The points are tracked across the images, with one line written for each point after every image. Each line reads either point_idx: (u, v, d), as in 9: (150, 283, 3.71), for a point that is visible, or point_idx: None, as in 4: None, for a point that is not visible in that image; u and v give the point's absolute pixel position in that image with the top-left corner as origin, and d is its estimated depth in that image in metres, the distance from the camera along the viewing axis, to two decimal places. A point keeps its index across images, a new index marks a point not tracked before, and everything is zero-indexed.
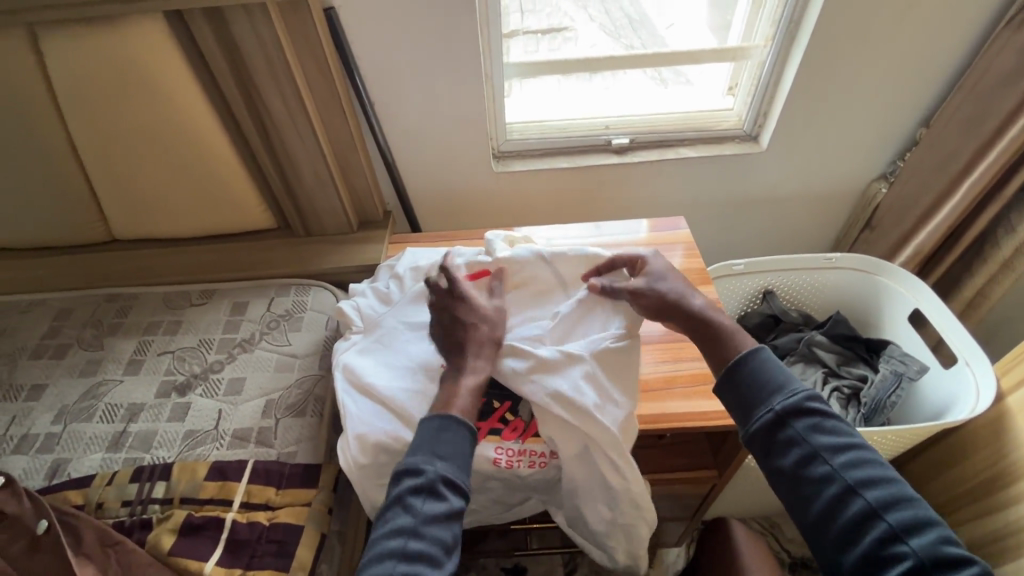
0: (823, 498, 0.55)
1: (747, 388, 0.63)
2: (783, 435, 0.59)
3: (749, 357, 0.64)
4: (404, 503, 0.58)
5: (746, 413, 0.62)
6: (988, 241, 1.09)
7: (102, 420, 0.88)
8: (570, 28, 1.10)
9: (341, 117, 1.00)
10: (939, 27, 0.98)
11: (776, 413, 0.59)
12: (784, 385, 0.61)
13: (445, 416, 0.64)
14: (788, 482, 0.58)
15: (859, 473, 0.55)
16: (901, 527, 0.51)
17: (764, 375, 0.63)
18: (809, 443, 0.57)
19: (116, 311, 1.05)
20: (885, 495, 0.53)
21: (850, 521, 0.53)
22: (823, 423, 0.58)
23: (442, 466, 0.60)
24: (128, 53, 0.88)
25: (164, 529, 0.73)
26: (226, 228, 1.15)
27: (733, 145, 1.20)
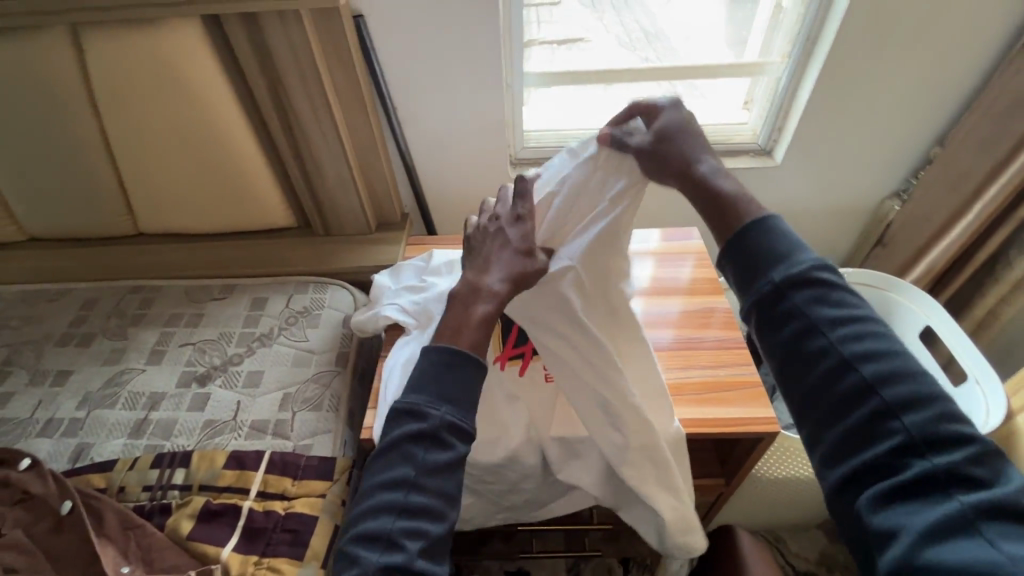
0: (816, 374, 0.47)
1: (743, 251, 0.53)
2: (777, 304, 0.49)
3: (754, 224, 0.53)
4: (405, 447, 0.54)
5: (740, 281, 0.53)
6: (1001, 260, 1.09)
7: (124, 407, 0.91)
8: (586, 39, 1.13)
9: (364, 121, 1.03)
10: (955, 48, 1.00)
11: (774, 280, 0.50)
12: (787, 252, 0.51)
13: (455, 353, 0.58)
14: (779, 355, 0.50)
15: (861, 348, 0.46)
16: (899, 403, 0.43)
17: (764, 238, 0.52)
18: (807, 314, 0.48)
19: (140, 302, 1.08)
20: (886, 370, 0.44)
21: (840, 397, 0.45)
22: (828, 293, 0.48)
23: (448, 411, 0.56)
24: (164, 54, 0.92)
25: (182, 514, 0.76)
26: (248, 226, 1.18)
27: (748, 158, 1.21)
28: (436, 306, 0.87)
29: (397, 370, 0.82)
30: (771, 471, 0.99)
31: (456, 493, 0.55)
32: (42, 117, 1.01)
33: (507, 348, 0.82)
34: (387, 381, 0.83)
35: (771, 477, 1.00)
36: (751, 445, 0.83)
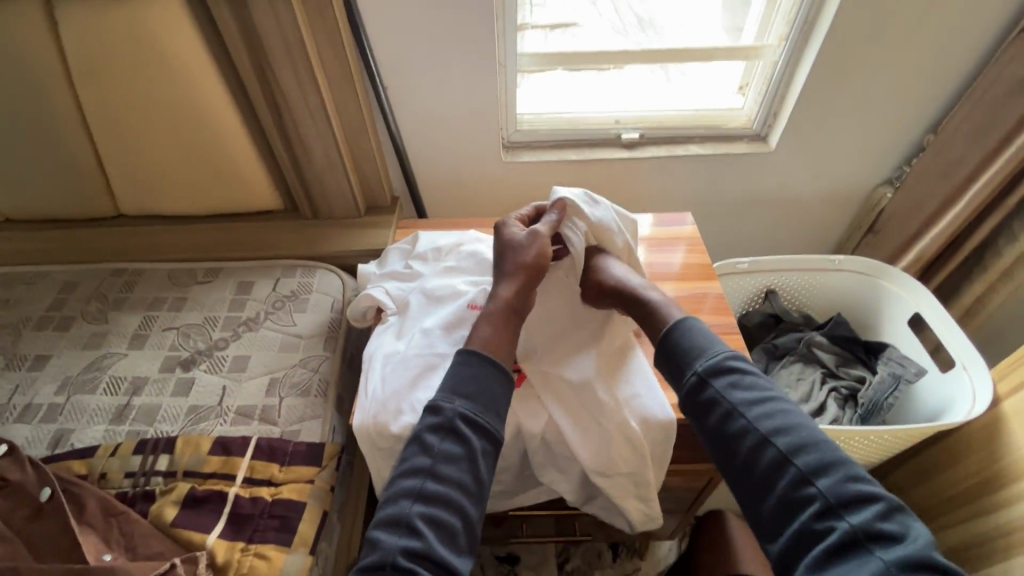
0: (744, 451, 0.62)
1: (680, 354, 0.70)
2: (707, 395, 0.66)
3: (675, 325, 0.72)
4: (424, 439, 0.62)
5: (679, 376, 0.69)
6: (989, 248, 1.10)
7: (106, 392, 0.89)
8: (581, 24, 1.10)
9: (352, 100, 1.00)
10: (952, 34, 0.99)
11: (700, 375, 0.67)
12: (709, 349, 0.69)
13: (470, 353, 0.69)
14: (717, 440, 0.64)
15: (774, 426, 0.61)
16: (810, 471, 0.58)
17: (691, 341, 0.70)
18: (729, 401, 0.64)
19: (122, 286, 1.05)
20: (797, 443, 0.60)
21: (768, 472, 0.60)
22: (740, 380, 0.66)
23: (460, 404, 0.64)
24: (143, 27, 0.88)
25: (167, 501, 0.74)
26: (232, 207, 1.15)
27: (742, 145, 1.20)
28: (423, 296, 0.87)
29: (380, 358, 0.81)
30: None
31: (470, 483, 0.60)
32: (14, 92, 0.97)
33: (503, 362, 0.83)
34: (370, 366, 0.81)
35: None
36: None
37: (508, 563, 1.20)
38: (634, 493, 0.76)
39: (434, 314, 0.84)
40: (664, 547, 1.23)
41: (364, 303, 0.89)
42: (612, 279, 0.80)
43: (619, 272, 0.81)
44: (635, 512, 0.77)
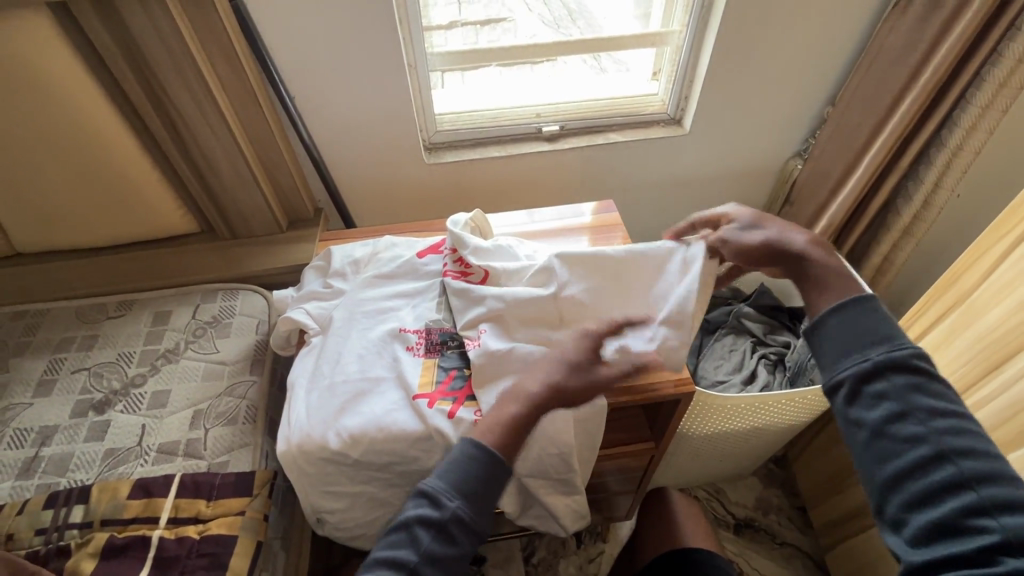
0: (909, 460, 0.51)
1: (844, 331, 0.58)
2: (875, 385, 0.54)
3: (857, 303, 0.59)
4: (415, 531, 0.60)
5: (837, 354, 0.58)
6: (890, 209, 1.17)
7: (10, 446, 0.82)
8: (510, 19, 1.10)
9: (258, 113, 0.96)
10: (834, 12, 1.05)
11: (874, 360, 0.55)
12: (892, 336, 0.56)
13: (476, 447, 0.65)
14: (870, 438, 0.54)
15: (959, 442, 0.51)
16: (995, 504, 0.48)
17: (869, 321, 0.57)
18: (905, 400, 0.53)
19: (23, 329, 0.98)
20: (984, 469, 0.49)
21: (934, 485, 0.50)
22: (926, 382, 0.54)
23: (462, 505, 0.61)
24: (9, 50, 0.81)
25: (84, 554, 0.70)
26: (141, 234, 1.08)
27: (660, 129, 1.23)
28: (345, 312, 0.84)
29: (304, 385, 0.79)
30: (700, 429, 1.02)
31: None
32: None
33: (438, 390, 0.75)
34: (294, 397, 0.78)
35: (700, 434, 1.04)
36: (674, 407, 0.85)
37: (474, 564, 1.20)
38: (562, 491, 0.80)
39: (356, 330, 0.82)
40: (625, 527, 1.25)
41: (284, 328, 0.87)
42: (761, 237, 0.69)
43: (757, 232, 0.70)
44: (562, 507, 0.81)
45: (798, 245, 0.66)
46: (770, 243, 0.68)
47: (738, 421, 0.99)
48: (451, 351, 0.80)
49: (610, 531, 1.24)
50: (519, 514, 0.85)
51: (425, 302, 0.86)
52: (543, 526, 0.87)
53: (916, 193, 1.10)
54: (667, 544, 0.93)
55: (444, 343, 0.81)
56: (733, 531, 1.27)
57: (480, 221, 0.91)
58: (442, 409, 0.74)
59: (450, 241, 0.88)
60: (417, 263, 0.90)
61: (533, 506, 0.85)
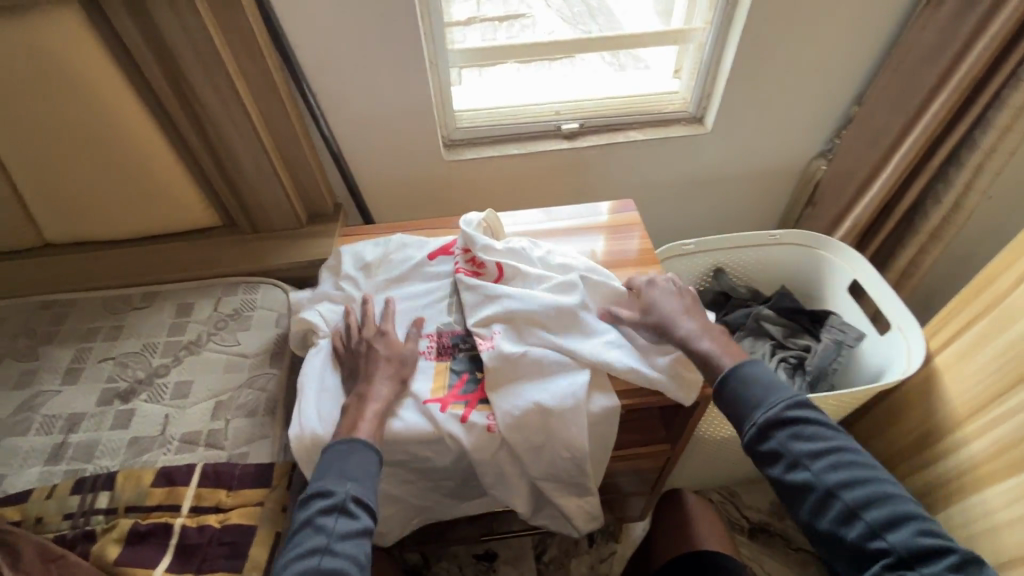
0: (812, 501, 0.63)
1: (737, 401, 0.70)
2: (768, 448, 0.66)
3: (730, 374, 0.71)
4: (317, 520, 0.63)
5: (737, 424, 0.70)
6: (918, 212, 1.14)
7: (39, 432, 0.85)
8: (528, 16, 1.09)
9: (281, 109, 0.98)
10: (864, 9, 1.02)
11: (758, 426, 0.67)
12: (765, 399, 0.68)
13: (351, 440, 0.69)
14: (783, 490, 0.66)
15: (839, 477, 0.62)
16: (879, 524, 0.59)
17: (748, 392, 0.69)
18: (790, 452, 0.64)
19: (52, 319, 1.00)
20: (866, 496, 0.61)
21: (835, 522, 0.61)
22: (802, 430, 0.65)
23: (353, 487, 0.66)
24: (44, 47, 0.83)
25: (109, 539, 0.72)
26: (166, 227, 1.10)
27: (681, 128, 1.22)
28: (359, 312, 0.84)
29: (316, 385, 0.78)
30: (716, 432, 1.01)
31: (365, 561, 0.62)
32: None
33: (451, 394, 0.76)
34: (304, 396, 0.78)
35: (717, 437, 1.03)
36: (691, 411, 0.84)
37: (486, 560, 1.20)
38: (577, 491, 0.80)
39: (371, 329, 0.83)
40: (637, 527, 1.25)
41: (298, 329, 0.86)
42: (660, 313, 0.79)
43: (665, 305, 0.80)
44: (577, 507, 0.81)
45: (683, 330, 0.77)
46: (659, 323, 0.78)
47: None
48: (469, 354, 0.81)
49: (623, 532, 1.24)
50: (533, 513, 0.85)
51: (437, 304, 0.87)
52: (556, 525, 0.87)
53: (946, 195, 1.07)
54: (682, 546, 0.93)
55: (455, 346, 0.82)
56: (748, 536, 1.25)
57: (493, 220, 0.91)
58: (454, 413, 0.74)
59: (462, 240, 0.87)
60: (429, 268, 0.91)
61: (546, 505, 0.85)
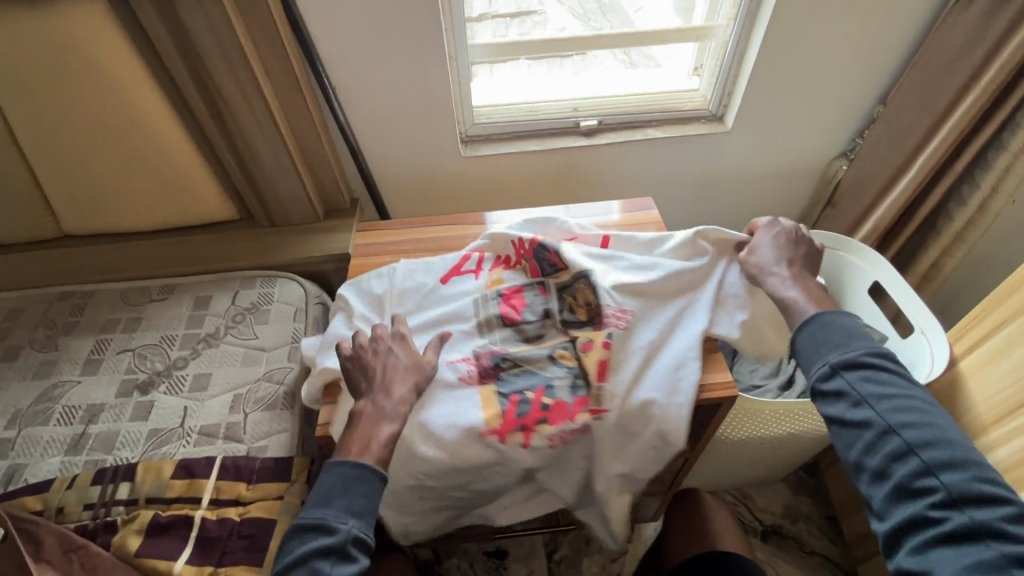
0: (867, 440, 0.59)
1: (813, 337, 0.66)
2: (833, 382, 0.63)
3: (810, 321, 0.68)
4: (314, 562, 0.59)
5: (804, 361, 0.67)
6: (941, 214, 1.12)
7: (59, 422, 0.85)
8: (540, 12, 1.08)
9: (300, 103, 0.97)
10: (891, 7, 1.01)
11: (830, 363, 0.64)
12: (842, 339, 0.65)
13: (358, 469, 0.65)
14: (837, 428, 0.62)
15: (904, 418, 0.58)
16: (938, 467, 0.55)
17: (826, 329, 0.66)
18: (856, 390, 0.61)
19: (71, 310, 1.01)
20: (928, 439, 0.57)
21: (887, 460, 0.58)
22: (874, 372, 0.61)
23: (356, 525, 0.61)
24: (68, 38, 0.83)
25: (130, 531, 0.72)
26: (184, 220, 1.10)
27: (700, 126, 1.20)
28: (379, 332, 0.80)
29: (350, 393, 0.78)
30: (734, 433, 1.01)
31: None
32: None
33: (506, 423, 0.74)
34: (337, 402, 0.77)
35: (734, 438, 1.02)
36: (714, 411, 0.83)
37: (497, 558, 1.20)
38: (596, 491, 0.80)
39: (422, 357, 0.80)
40: (649, 527, 1.24)
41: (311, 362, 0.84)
42: (762, 263, 0.77)
43: (764, 258, 0.77)
44: None
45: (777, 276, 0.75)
46: (757, 269, 0.77)
47: (775, 426, 0.97)
48: (558, 358, 0.79)
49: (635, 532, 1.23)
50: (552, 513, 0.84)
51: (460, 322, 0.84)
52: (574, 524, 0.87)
53: (972, 198, 1.06)
54: (698, 547, 0.92)
55: (497, 366, 0.78)
56: (760, 538, 1.24)
57: (497, 235, 0.90)
58: (515, 441, 0.73)
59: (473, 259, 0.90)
60: (442, 292, 0.87)
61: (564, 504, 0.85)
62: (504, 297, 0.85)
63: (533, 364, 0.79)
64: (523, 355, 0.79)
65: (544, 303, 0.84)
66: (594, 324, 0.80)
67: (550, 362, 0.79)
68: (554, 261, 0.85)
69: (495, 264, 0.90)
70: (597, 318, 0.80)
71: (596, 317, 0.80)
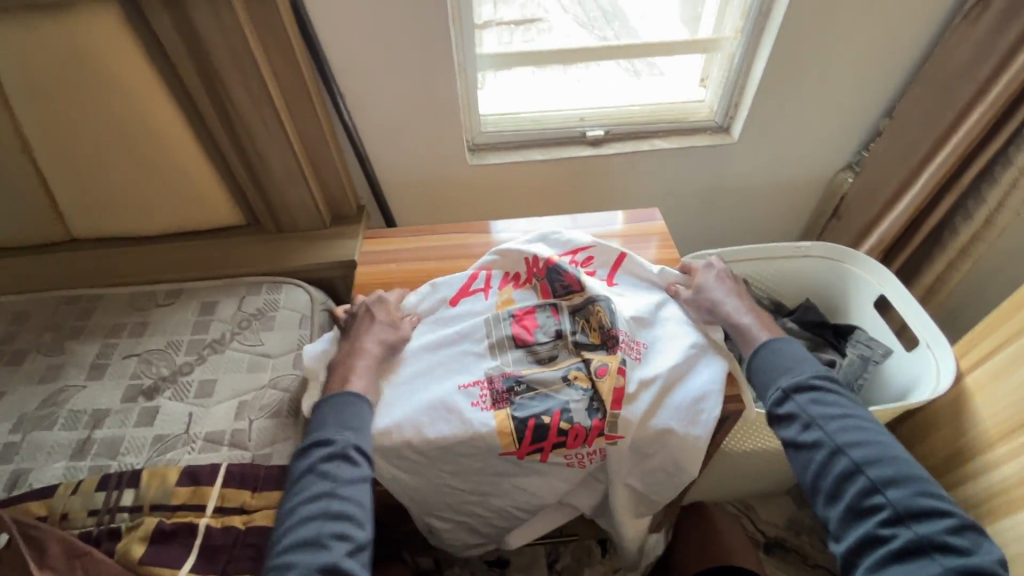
0: (818, 461, 0.70)
1: (766, 367, 0.78)
2: (787, 409, 0.74)
3: (764, 348, 0.80)
4: (322, 468, 0.70)
5: (761, 389, 0.78)
6: (946, 228, 1.13)
7: (64, 427, 0.85)
8: (545, 20, 1.09)
9: (310, 111, 0.98)
10: (899, 21, 1.02)
11: (783, 390, 0.75)
12: (793, 368, 0.76)
13: (349, 396, 0.76)
14: (795, 453, 0.72)
15: (848, 439, 0.69)
16: (881, 482, 0.65)
17: (776, 360, 0.78)
18: (808, 415, 0.72)
19: (77, 314, 1.01)
20: (869, 456, 0.67)
21: (838, 480, 0.68)
22: (821, 397, 0.73)
23: (352, 438, 0.72)
24: (82, 44, 0.84)
25: (134, 537, 0.72)
26: (192, 224, 1.11)
27: (706, 137, 1.21)
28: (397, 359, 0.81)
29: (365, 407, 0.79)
30: (738, 446, 1.00)
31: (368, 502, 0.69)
32: None
33: (524, 445, 0.74)
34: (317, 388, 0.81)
35: (739, 451, 1.01)
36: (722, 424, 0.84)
37: (498, 567, 1.19)
38: None
39: (431, 381, 0.79)
40: None
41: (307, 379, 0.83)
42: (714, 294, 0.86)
43: (717, 291, 0.87)
44: None
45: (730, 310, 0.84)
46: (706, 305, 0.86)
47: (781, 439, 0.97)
48: (573, 379, 0.78)
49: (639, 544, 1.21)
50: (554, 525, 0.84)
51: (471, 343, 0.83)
52: None
53: (977, 212, 1.06)
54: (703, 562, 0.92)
55: (510, 390, 0.77)
56: (764, 551, 1.24)
57: (507, 252, 0.89)
58: (534, 458, 0.76)
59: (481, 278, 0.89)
60: (448, 313, 0.88)
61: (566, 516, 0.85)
62: (515, 318, 0.84)
63: (549, 387, 0.78)
64: (537, 378, 0.78)
65: (556, 324, 0.83)
66: (607, 348, 0.80)
67: (567, 385, 0.78)
68: (568, 283, 0.85)
69: (502, 283, 0.89)
70: (612, 345, 0.80)
71: (611, 343, 0.80)
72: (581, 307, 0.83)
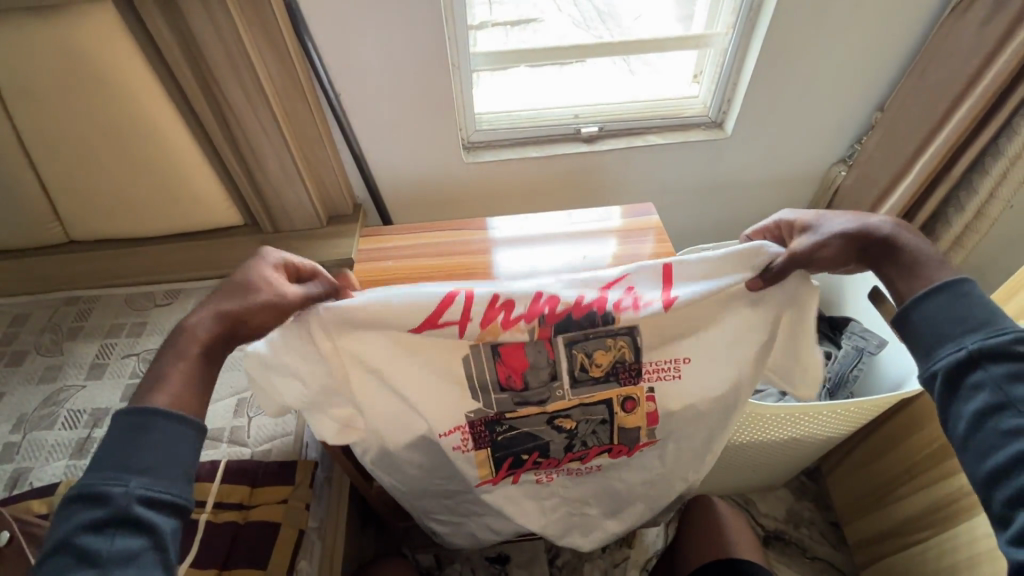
0: (1005, 449, 0.50)
1: (938, 321, 0.56)
2: (972, 377, 0.53)
3: (947, 288, 0.56)
4: (80, 545, 0.46)
5: (930, 349, 0.56)
6: (939, 219, 1.14)
7: (64, 426, 0.86)
8: (540, 20, 1.10)
9: (305, 110, 0.99)
10: (888, 16, 1.02)
11: (968, 350, 0.54)
12: (990, 324, 0.54)
13: (142, 413, 0.52)
14: (966, 432, 0.53)
15: None
16: None
17: (962, 311, 0.55)
18: (1003, 387, 0.51)
19: (76, 315, 1.02)
20: None
21: None
22: None
23: (136, 486, 0.49)
24: (77, 46, 0.85)
25: None
26: (188, 225, 1.11)
27: (700, 132, 1.22)
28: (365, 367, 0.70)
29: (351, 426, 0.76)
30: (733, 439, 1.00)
31: None
32: None
33: (500, 473, 0.78)
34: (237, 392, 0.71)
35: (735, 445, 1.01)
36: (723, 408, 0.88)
37: (499, 564, 1.19)
38: None
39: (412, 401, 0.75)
40: (652, 533, 1.23)
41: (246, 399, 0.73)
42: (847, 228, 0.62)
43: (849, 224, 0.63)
44: None
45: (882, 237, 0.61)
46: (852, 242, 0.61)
47: (778, 429, 0.97)
48: (558, 423, 0.74)
49: (637, 538, 1.22)
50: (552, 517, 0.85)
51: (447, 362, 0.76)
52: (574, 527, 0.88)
53: (969, 204, 1.07)
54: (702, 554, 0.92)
55: (491, 431, 0.73)
56: (765, 544, 1.24)
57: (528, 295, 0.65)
58: (506, 480, 0.80)
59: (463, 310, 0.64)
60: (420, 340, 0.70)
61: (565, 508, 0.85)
62: (502, 360, 0.68)
63: (532, 426, 0.74)
64: (521, 420, 0.73)
65: (552, 364, 0.69)
66: (617, 380, 0.71)
67: (550, 427, 0.75)
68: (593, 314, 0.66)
69: (486, 321, 0.65)
70: (624, 378, 0.71)
71: (625, 378, 0.71)
72: (587, 341, 0.68)
